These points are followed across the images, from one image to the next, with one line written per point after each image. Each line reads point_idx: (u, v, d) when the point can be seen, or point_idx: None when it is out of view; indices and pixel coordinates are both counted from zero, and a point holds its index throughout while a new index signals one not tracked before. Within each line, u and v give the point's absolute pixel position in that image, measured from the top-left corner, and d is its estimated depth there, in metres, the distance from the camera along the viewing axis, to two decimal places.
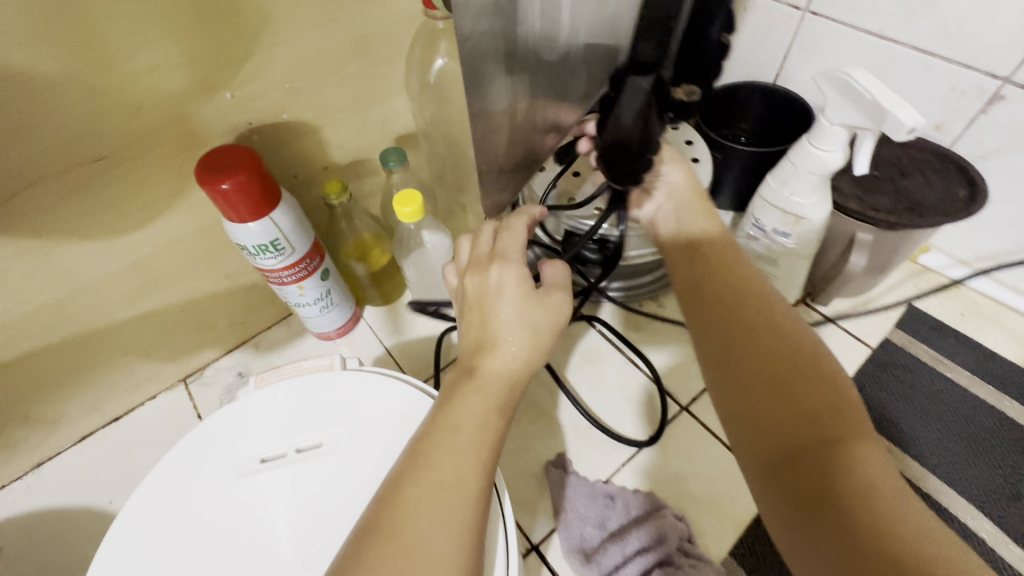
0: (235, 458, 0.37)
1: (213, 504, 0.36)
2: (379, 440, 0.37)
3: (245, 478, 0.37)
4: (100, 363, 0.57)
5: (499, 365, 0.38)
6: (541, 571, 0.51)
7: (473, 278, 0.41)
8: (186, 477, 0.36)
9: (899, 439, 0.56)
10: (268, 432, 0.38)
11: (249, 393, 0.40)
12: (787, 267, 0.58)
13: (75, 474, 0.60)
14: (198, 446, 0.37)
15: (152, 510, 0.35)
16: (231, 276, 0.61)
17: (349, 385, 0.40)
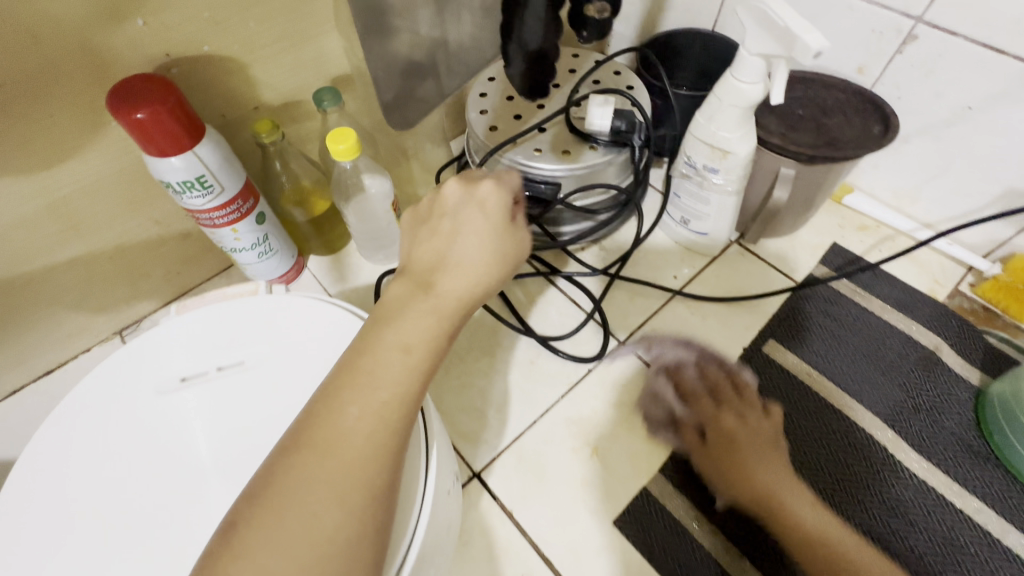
0: (156, 379, 0.38)
1: (133, 421, 0.36)
2: (300, 357, 0.38)
3: (165, 395, 0.37)
4: (25, 313, 0.55)
5: (455, 286, 0.38)
6: (482, 496, 0.53)
7: (454, 190, 0.42)
8: (107, 398, 0.37)
9: (817, 363, 0.60)
10: (190, 353, 0.39)
11: (171, 318, 0.40)
12: (717, 205, 0.60)
13: (7, 428, 0.58)
14: (116, 373, 0.38)
15: (73, 430, 0.36)
16: (162, 223, 0.59)
17: (272, 308, 0.40)
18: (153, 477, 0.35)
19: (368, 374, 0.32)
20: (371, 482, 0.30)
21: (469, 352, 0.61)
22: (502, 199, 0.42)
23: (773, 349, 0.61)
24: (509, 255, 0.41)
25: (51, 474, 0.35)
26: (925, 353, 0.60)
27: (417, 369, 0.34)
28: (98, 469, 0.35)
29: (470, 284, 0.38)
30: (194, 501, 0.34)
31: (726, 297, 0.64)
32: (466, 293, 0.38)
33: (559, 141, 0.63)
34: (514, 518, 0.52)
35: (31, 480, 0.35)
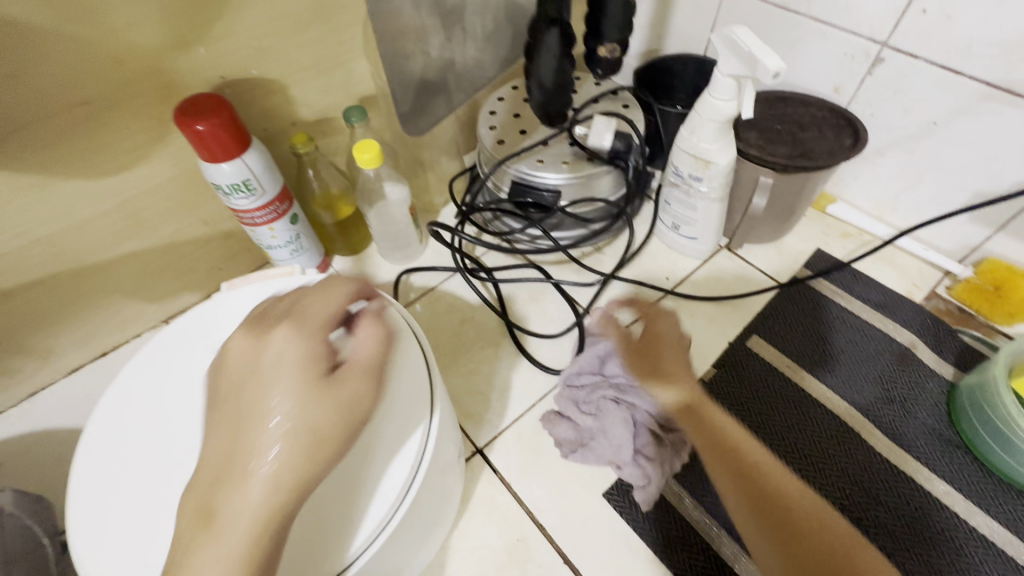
0: (213, 340, 0.45)
1: (195, 374, 0.44)
2: None
3: (220, 354, 0.44)
4: (91, 299, 0.63)
5: (265, 399, 0.34)
6: (484, 469, 0.58)
7: (313, 305, 0.39)
8: (173, 355, 0.44)
9: (797, 357, 0.64)
10: (239, 321, 0.45)
11: (224, 293, 0.46)
12: (703, 211, 0.66)
13: (67, 402, 0.66)
14: (177, 337, 0.45)
15: (146, 379, 0.43)
16: (209, 223, 0.67)
17: (309, 286, 0.46)
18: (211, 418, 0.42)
19: (236, 409, 0.35)
20: (231, 527, 0.31)
21: (476, 342, 0.67)
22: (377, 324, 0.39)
23: (756, 344, 0.65)
24: (347, 374, 0.35)
25: (126, 413, 0.42)
26: (901, 349, 0.64)
27: (223, 429, 0.34)
28: (161, 414, 0.42)
29: (296, 403, 0.33)
30: None
31: (713, 296, 0.69)
32: (259, 403, 0.34)
33: (560, 154, 0.70)
34: (511, 489, 0.57)
35: (112, 417, 0.42)
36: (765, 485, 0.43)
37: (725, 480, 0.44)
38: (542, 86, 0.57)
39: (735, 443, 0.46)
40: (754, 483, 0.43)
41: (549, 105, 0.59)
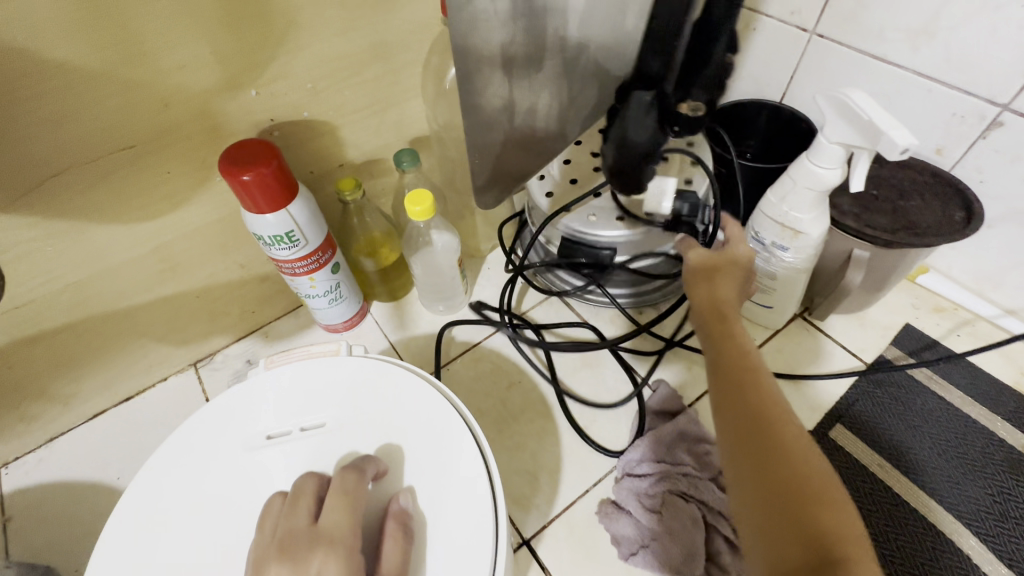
0: (244, 434, 0.40)
1: (222, 475, 0.38)
2: (378, 423, 0.39)
3: (252, 452, 0.39)
4: (116, 343, 0.60)
5: None
6: (531, 565, 0.52)
7: (334, 511, 0.33)
8: (196, 450, 0.39)
9: (889, 455, 0.56)
10: (275, 410, 0.40)
11: (258, 374, 0.42)
12: (785, 281, 0.59)
13: (86, 449, 0.62)
14: (204, 425, 0.40)
15: (166, 478, 0.38)
16: (245, 266, 0.63)
17: (353, 371, 0.42)
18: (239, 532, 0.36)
19: None
20: None
21: (524, 411, 0.61)
22: (337, 494, 0.34)
23: (841, 435, 0.58)
24: None
25: (142, 519, 0.37)
26: (1012, 453, 0.56)
27: None
28: (185, 521, 0.37)
29: None
30: None
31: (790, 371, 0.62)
32: None
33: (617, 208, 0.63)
34: None
35: (126, 525, 0.37)
36: (778, 437, 0.36)
37: (732, 418, 0.38)
38: (621, 146, 0.49)
39: (748, 375, 0.40)
40: (762, 433, 0.36)
41: (626, 169, 0.51)
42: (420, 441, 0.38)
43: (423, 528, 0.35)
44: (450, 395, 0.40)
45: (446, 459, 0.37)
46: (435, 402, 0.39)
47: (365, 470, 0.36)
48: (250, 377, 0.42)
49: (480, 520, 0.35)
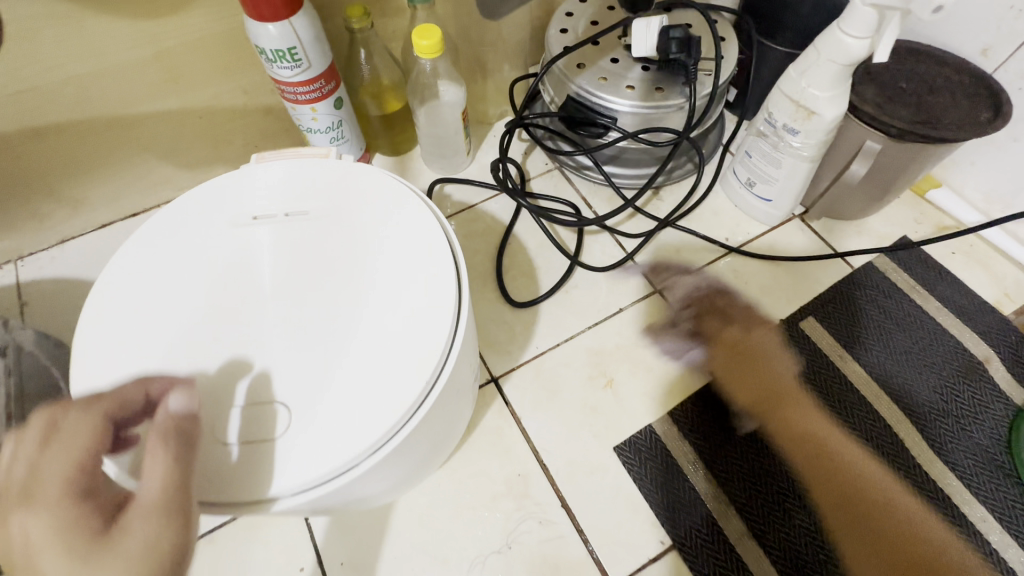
0: (232, 214, 0.42)
1: (211, 243, 0.41)
2: (359, 216, 0.41)
3: (239, 227, 0.41)
4: (122, 153, 0.61)
5: (37, 547, 0.28)
6: (495, 399, 0.56)
7: (55, 433, 0.32)
8: (190, 221, 0.41)
9: (851, 349, 0.59)
10: (264, 196, 0.42)
11: (252, 165, 0.44)
12: (788, 170, 0.58)
13: (94, 254, 0.65)
14: (199, 202, 0.42)
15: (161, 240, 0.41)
16: (248, 93, 0.63)
17: (340, 171, 0.43)
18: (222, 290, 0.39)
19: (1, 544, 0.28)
20: None
21: (510, 270, 0.63)
22: (48, 424, 0.32)
23: (810, 327, 0.60)
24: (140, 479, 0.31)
25: (134, 271, 0.40)
26: (972, 362, 0.57)
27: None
28: (168, 282, 0.40)
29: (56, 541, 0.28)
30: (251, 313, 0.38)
31: (776, 264, 0.63)
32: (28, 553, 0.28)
33: (629, 77, 0.61)
34: (521, 424, 0.55)
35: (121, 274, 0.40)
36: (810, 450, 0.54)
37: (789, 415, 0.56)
38: None
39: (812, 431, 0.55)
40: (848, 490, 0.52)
41: None
42: (402, 256, 0.39)
43: (386, 327, 0.37)
44: (445, 226, 0.41)
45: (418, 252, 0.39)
46: (413, 204, 0.41)
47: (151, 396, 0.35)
48: (244, 168, 0.44)
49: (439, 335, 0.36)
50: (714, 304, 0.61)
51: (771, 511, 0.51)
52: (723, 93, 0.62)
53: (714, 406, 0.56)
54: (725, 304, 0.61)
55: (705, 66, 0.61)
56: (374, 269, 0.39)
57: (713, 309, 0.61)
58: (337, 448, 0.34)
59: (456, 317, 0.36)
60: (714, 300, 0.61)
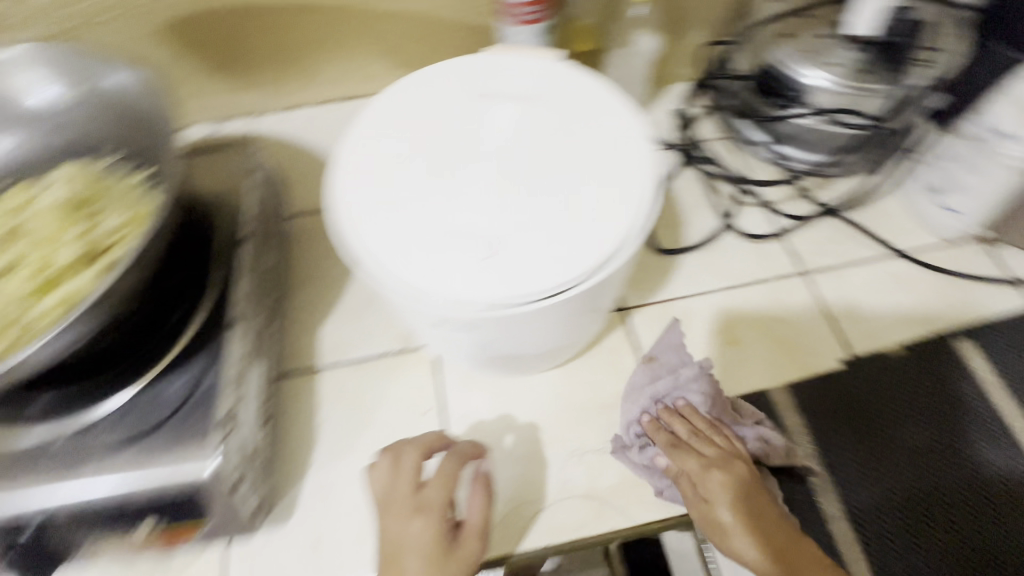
0: (462, 83, 0.45)
1: (440, 103, 0.44)
2: (574, 108, 0.43)
3: (466, 94, 0.44)
4: (358, 41, 0.71)
5: (412, 535, 0.39)
6: (620, 327, 0.59)
7: (442, 468, 0.43)
8: (426, 81, 0.45)
9: (1005, 381, 0.56)
10: (492, 73, 0.45)
11: (489, 51, 0.47)
12: (988, 179, 0.55)
13: (309, 122, 0.77)
14: (437, 70, 0.45)
15: (399, 93, 0.44)
16: (470, 11, 0.70)
17: (562, 69, 0.45)
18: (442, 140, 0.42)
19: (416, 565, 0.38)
20: None
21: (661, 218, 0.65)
22: (448, 466, 0.43)
23: (963, 347, 0.58)
24: (477, 488, 0.42)
25: (375, 112, 0.44)
26: None
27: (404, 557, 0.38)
28: (400, 128, 0.43)
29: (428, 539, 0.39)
30: (463, 164, 0.41)
31: (939, 278, 0.61)
32: (412, 541, 0.39)
33: (834, 55, 0.60)
34: (638, 354, 0.58)
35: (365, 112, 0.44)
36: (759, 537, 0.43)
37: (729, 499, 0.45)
38: None
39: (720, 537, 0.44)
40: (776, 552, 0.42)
41: None
42: (606, 149, 0.41)
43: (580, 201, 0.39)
44: (649, 134, 0.42)
45: (622, 151, 0.41)
46: (626, 109, 0.42)
47: (455, 462, 0.44)
48: (480, 52, 0.47)
49: (635, 215, 0.38)
50: (861, 300, 0.60)
51: (880, 501, 0.51)
52: (932, 91, 0.59)
53: (845, 390, 0.56)
54: (873, 303, 0.60)
55: (921, 58, 0.58)
56: (579, 155, 0.41)
57: (859, 304, 0.60)
58: (529, 280, 0.36)
59: (646, 213, 0.38)
60: (863, 296, 0.61)
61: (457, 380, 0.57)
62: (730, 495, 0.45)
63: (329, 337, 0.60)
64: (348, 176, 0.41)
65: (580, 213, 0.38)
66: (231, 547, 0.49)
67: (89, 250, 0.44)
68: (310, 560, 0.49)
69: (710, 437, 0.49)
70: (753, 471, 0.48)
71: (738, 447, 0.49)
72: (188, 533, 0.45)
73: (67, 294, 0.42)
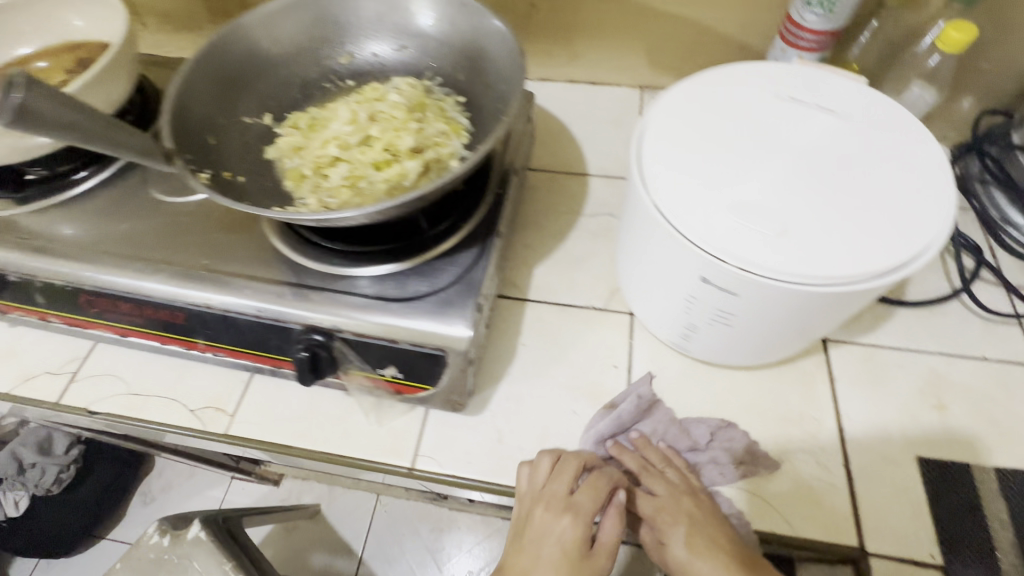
0: (769, 85, 0.49)
1: (747, 96, 0.48)
2: (879, 132, 0.46)
3: (772, 95, 0.48)
4: (628, 34, 0.78)
5: (552, 533, 0.51)
6: (819, 355, 0.60)
7: (590, 488, 0.52)
8: (736, 77, 0.50)
9: None
10: (801, 84, 0.49)
11: (797, 64, 0.51)
12: None
13: (554, 96, 0.85)
14: (747, 70, 0.50)
15: (710, 80, 0.50)
16: (743, 29, 0.74)
17: (869, 96, 0.48)
18: (746, 127, 0.46)
19: (546, 554, 0.50)
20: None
21: None
22: (601, 485, 0.52)
23: None
24: (612, 517, 0.51)
25: (686, 90, 0.49)
26: None
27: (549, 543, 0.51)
28: (707, 108, 0.48)
29: (564, 540, 0.50)
30: (764, 152, 0.45)
31: None
32: (554, 538, 0.51)
33: None
34: (834, 386, 0.58)
35: (677, 88, 0.49)
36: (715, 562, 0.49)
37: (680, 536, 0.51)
38: None
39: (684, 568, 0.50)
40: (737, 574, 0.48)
41: None
42: (906, 175, 0.43)
43: (872, 213, 0.42)
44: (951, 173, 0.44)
45: (922, 180, 0.43)
46: (929, 146, 0.45)
47: (609, 483, 0.53)
48: (788, 63, 0.51)
49: (929, 236, 0.41)
50: None
51: None
52: None
53: None
54: None
55: None
56: (878, 173, 0.44)
57: None
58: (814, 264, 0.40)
59: (941, 240, 0.40)
60: None
61: (648, 348, 0.62)
62: (683, 529, 0.50)
63: (542, 276, 0.68)
64: (658, 136, 0.47)
65: (871, 223, 0.42)
66: (433, 413, 0.59)
67: (420, 144, 0.55)
68: (492, 450, 0.56)
69: (668, 473, 0.53)
70: (705, 500, 0.52)
71: (691, 478, 0.54)
72: (414, 388, 0.54)
73: (397, 173, 0.53)
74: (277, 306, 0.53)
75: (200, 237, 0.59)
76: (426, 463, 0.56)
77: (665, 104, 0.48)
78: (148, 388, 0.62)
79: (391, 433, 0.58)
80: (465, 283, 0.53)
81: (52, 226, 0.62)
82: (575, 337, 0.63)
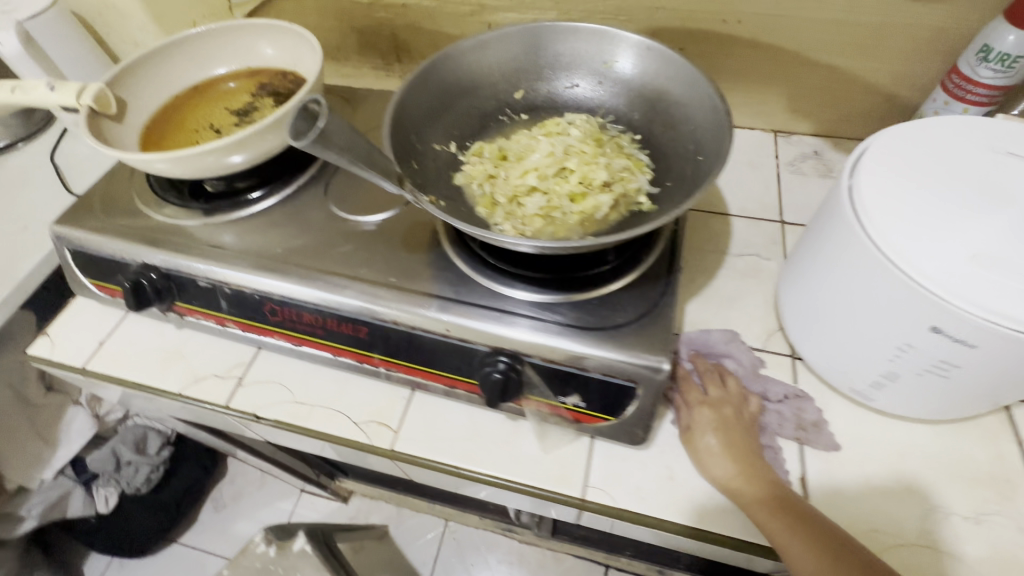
0: (983, 140, 0.50)
1: (964, 150, 0.49)
2: None
3: (990, 150, 0.49)
4: (773, 81, 0.80)
5: None
6: (1002, 414, 0.58)
7: None
8: (947, 131, 0.51)
9: None
10: (1019, 140, 0.49)
11: (1007, 120, 0.51)
12: None
13: None
14: (956, 125, 0.51)
15: (920, 134, 0.51)
16: (896, 80, 0.75)
17: None
18: (971, 181, 0.47)
19: None
20: None
21: None
22: None
23: None
24: None
25: (897, 143, 0.50)
26: None
27: None
28: (924, 161, 0.49)
29: None
30: (997, 206, 0.45)
31: None
32: None
33: None
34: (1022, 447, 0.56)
35: (886, 140, 0.51)
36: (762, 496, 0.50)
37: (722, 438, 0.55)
38: None
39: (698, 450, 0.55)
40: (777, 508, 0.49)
41: None
42: None
43: None
44: None
45: None
46: None
47: None
48: (995, 118, 0.52)
49: None
50: None
51: None
52: None
53: None
54: None
55: None
56: None
57: None
58: None
59: None
60: None
61: (814, 393, 0.61)
62: (714, 427, 0.55)
63: (694, 313, 0.68)
64: (878, 187, 0.48)
65: None
66: (599, 444, 0.58)
67: (611, 180, 0.57)
68: (664, 486, 0.55)
69: (726, 393, 0.58)
70: (746, 421, 0.56)
71: (747, 404, 0.58)
72: (595, 418, 0.55)
73: (592, 205, 0.55)
74: (468, 328, 0.54)
75: (383, 257, 0.62)
76: (598, 495, 0.56)
77: (878, 156, 0.49)
78: (312, 398, 0.64)
79: (558, 461, 0.58)
80: (654, 317, 0.54)
81: (238, 237, 0.65)
82: (728, 358, 0.64)
